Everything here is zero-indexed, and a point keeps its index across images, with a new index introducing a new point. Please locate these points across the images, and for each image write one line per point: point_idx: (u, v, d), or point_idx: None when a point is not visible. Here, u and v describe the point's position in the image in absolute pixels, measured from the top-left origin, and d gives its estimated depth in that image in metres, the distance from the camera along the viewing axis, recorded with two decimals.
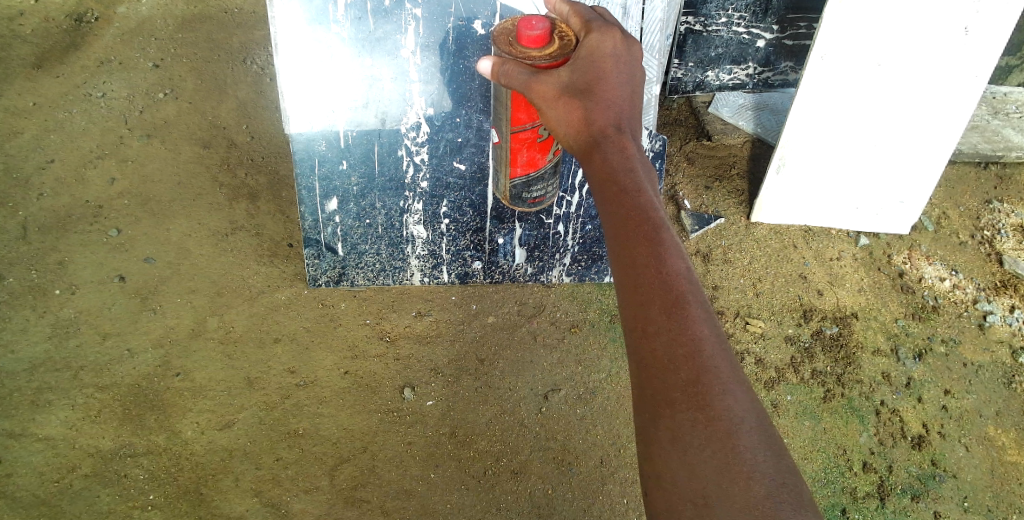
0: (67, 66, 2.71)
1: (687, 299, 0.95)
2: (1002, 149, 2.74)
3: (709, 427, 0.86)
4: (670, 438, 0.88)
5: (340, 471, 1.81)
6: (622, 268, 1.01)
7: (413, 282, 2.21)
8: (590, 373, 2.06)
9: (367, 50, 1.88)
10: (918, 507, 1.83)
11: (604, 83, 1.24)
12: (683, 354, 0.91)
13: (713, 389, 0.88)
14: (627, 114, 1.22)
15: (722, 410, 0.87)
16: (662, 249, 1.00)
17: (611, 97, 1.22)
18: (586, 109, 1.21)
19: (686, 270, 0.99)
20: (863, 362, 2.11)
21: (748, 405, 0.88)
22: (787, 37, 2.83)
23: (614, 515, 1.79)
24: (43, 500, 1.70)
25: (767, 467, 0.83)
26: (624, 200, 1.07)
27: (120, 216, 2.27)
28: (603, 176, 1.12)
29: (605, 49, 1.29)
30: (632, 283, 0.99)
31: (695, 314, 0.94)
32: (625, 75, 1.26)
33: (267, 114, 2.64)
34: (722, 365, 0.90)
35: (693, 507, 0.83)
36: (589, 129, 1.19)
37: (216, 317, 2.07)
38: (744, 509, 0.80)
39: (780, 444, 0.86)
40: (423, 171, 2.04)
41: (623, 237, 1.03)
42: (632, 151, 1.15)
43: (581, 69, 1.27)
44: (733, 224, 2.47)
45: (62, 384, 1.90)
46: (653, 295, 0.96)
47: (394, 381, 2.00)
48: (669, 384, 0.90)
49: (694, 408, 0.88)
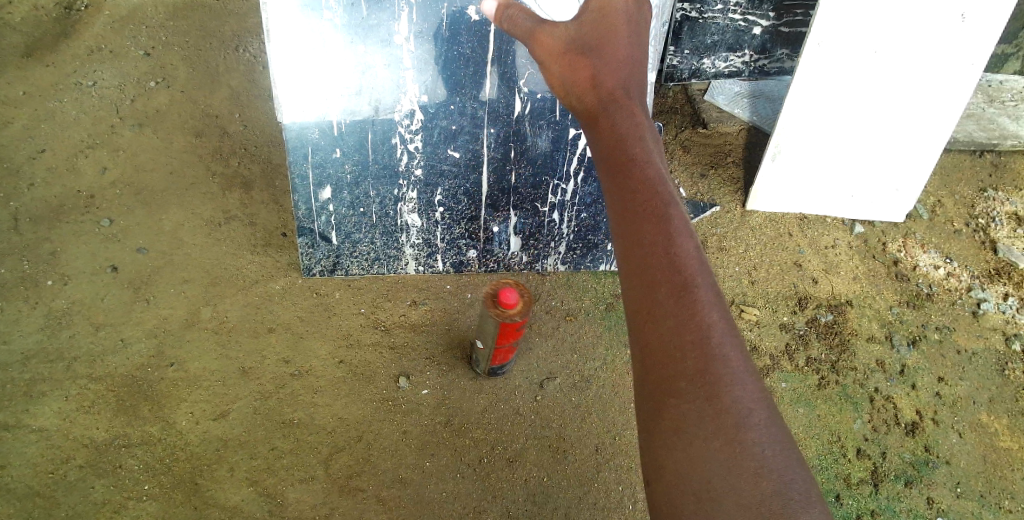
0: (58, 55, 2.67)
1: (694, 282, 0.95)
2: (998, 137, 2.73)
3: (717, 419, 0.86)
4: (673, 430, 0.88)
5: (335, 460, 1.81)
6: (629, 246, 1.01)
7: (407, 271, 2.19)
8: (586, 361, 2.05)
9: (360, 37, 1.89)
10: (912, 493, 1.84)
11: (615, 46, 1.22)
12: (692, 340, 0.91)
13: (720, 378, 0.88)
14: (635, 80, 1.22)
15: (730, 402, 0.87)
16: (671, 229, 1.00)
17: (621, 59, 1.21)
18: (594, 69, 1.22)
19: (696, 253, 0.98)
20: (857, 348, 2.12)
21: (758, 397, 0.88)
22: (784, 24, 2.79)
23: (608, 503, 1.79)
24: (37, 491, 1.70)
25: (776, 463, 0.83)
26: (632, 173, 1.07)
27: (112, 206, 2.25)
28: (611, 145, 1.12)
29: (617, 7, 1.26)
30: (638, 261, 0.99)
31: (704, 298, 0.94)
32: (635, 36, 1.25)
33: (261, 104, 2.61)
34: (731, 353, 0.90)
35: (695, 502, 0.83)
36: (597, 93, 1.20)
37: (210, 307, 2.06)
38: (753, 507, 0.80)
39: (790, 440, 0.86)
40: (417, 159, 2.03)
41: (631, 212, 1.03)
42: (640, 119, 1.15)
43: (591, 26, 1.26)
44: (728, 213, 2.46)
45: (55, 375, 1.89)
46: (661, 275, 0.96)
47: (388, 370, 1.99)
48: (674, 371, 0.90)
49: (700, 399, 0.87)
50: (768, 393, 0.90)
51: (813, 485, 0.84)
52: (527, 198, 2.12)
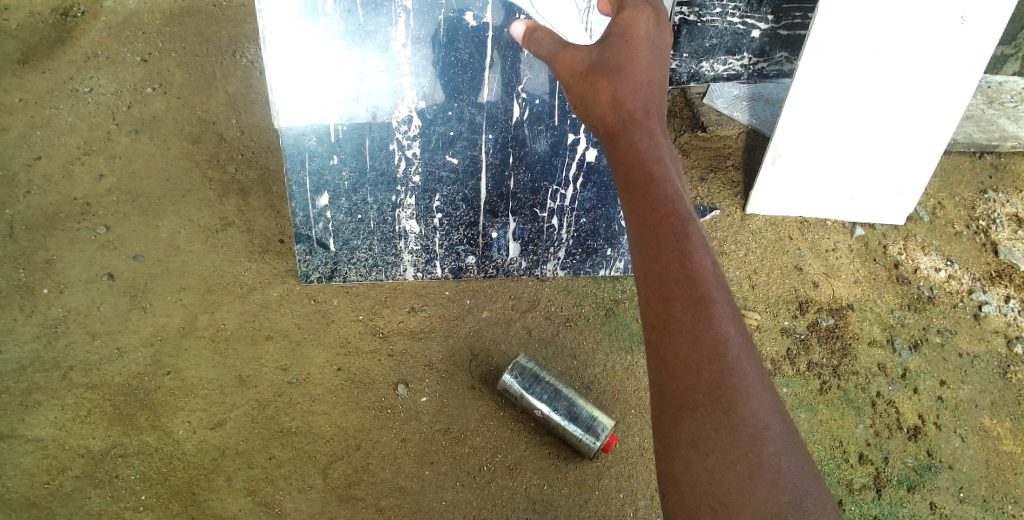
0: (55, 62, 2.60)
1: (711, 298, 0.99)
2: (997, 138, 2.68)
3: (733, 432, 0.90)
4: (690, 441, 0.92)
5: (332, 470, 1.81)
6: (646, 261, 1.04)
7: (406, 278, 2.16)
8: (586, 367, 2.03)
9: (358, 43, 1.90)
10: (914, 498, 1.85)
11: (635, 64, 1.22)
12: (709, 354, 0.95)
13: (736, 391, 0.93)
14: (655, 99, 1.21)
15: (746, 415, 0.91)
16: (688, 245, 1.03)
17: (642, 80, 1.21)
18: (615, 90, 1.21)
19: (712, 268, 1.02)
20: (859, 352, 2.11)
21: (772, 410, 0.93)
22: (782, 27, 2.56)
23: (610, 511, 1.80)
24: (32, 501, 1.71)
25: (790, 473, 0.88)
26: (650, 190, 1.08)
27: (109, 213, 2.24)
28: (629, 163, 1.13)
29: (639, 30, 1.25)
30: (656, 278, 1.02)
31: (721, 313, 0.98)
32: (656, 58, 1.23)
33: (258, 109, 2.57)
34: (745, 367, 0.95)
35: (711, 511, 0.87)
36: (616, 111, 1.19)
37: (207, 315, 2.05)
38: (768, 516, 0.84)
39: (804, 451, 0.92)
40: (415, 165, 2.03)
41: (648, 229, 1.05)
42: (659, 139, 1.15)
43: (613, 48, 1.25)
44: (727, 216, 2.44)
45: (52, 384, 1.89)
46: (678, 291, 0.99)
47: (387, 377, 1.97)
48: (692, 384, 0.94)
49: (717, 412, 0.92)
50: (780, 405, 0.95)
51: (825, 493, 0.89)
52: (526, 203, 2.11)
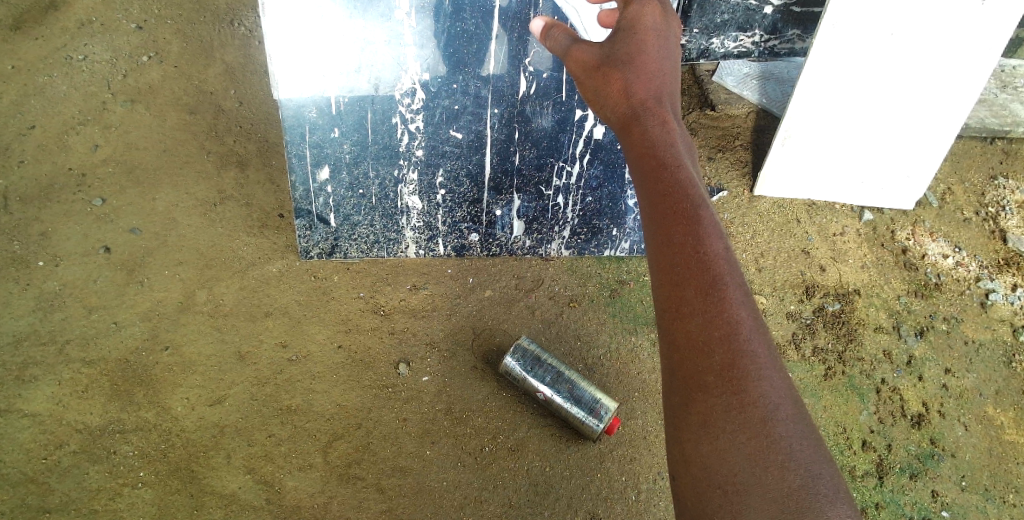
0: (47, 28, 2.51)
1: (723, 281, 0.96)
2: (1010, 123, 2.63)
3: (744, 413, 0.88)
4: (701, 423, 0.90)
5: (333, 448, 1.79)
6: (658, 247, 1.01)
7: (407, 255, 2.11)
8: (589, 348, 2.00)
9: (361, 11, 1.85)
10: (917, 486, 1.86)
11: (646, 56, 1.20)
12: (720, 337, 0.92)
13: (748, 373, 0.90)
14: (667, 89, 1.19)
15: (757, 397, 0.89)
16: (699, 228, 0.99)
17: (653, 71, 1.19)
18: (626, 81, 1.19)
19: (725, 252, 0.99)
20: (864, 338, 2.09)
21: (784, 392, 0.90)
22: (796, 4, 2.52)
23: (613, 494, 1.79)
24: (31, 477, 1.69)
25: (802, 456, 0.86)
26: (661, 175, 1.05)
27: (105, 185, 2.18)
28: (641, 151, 1.11)
29: (646, 21, 1.24)
30: (666, 261, 0.99)
31: (732, 296, 0.95)
32: (663, 48, 1.22)
33: (256, 79, 2.50)
34: (758, 350, 0.92)
35: (722, 494, 0.86)
36: (629, 101, 1.17)
37: (205, 290, 2.01)
38: (778, 498, 0.83)
39: (815, 435, 0.89)
40: (418, 139, 1.98)
41: (659, 214, 1.02)
42: (672, 127, 1.13)
43: (622, 39, 1.23)
44: (735, 198, 2.40)
45: (48, 359, 1.86)
46: (690, 275, 0.97)
47: (389, 356, 1.94)
48: (703, 367, 0.92)
49: (728, 394, 0.89)
50: (794, 387, 0.92)
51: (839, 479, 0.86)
52: (531, 181, 2.07)
